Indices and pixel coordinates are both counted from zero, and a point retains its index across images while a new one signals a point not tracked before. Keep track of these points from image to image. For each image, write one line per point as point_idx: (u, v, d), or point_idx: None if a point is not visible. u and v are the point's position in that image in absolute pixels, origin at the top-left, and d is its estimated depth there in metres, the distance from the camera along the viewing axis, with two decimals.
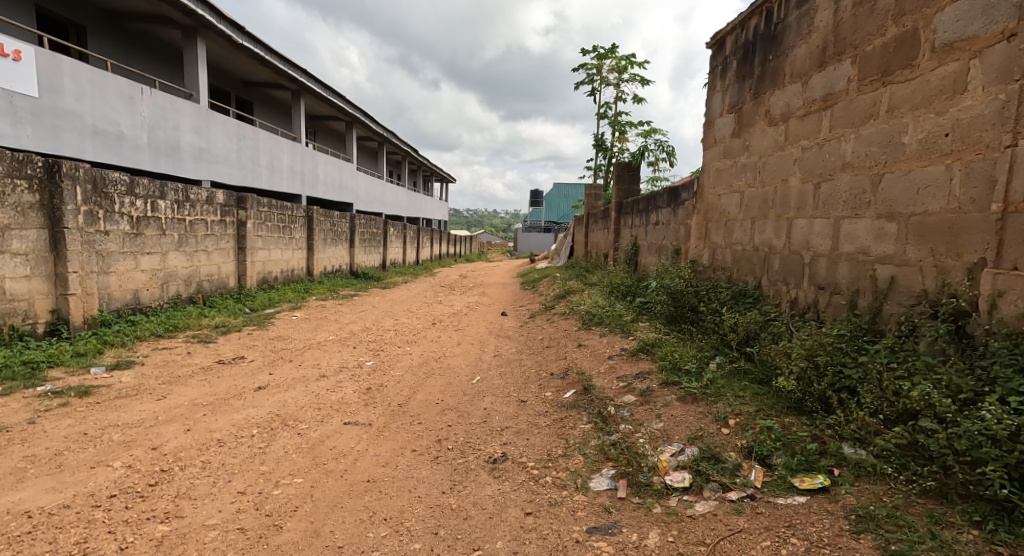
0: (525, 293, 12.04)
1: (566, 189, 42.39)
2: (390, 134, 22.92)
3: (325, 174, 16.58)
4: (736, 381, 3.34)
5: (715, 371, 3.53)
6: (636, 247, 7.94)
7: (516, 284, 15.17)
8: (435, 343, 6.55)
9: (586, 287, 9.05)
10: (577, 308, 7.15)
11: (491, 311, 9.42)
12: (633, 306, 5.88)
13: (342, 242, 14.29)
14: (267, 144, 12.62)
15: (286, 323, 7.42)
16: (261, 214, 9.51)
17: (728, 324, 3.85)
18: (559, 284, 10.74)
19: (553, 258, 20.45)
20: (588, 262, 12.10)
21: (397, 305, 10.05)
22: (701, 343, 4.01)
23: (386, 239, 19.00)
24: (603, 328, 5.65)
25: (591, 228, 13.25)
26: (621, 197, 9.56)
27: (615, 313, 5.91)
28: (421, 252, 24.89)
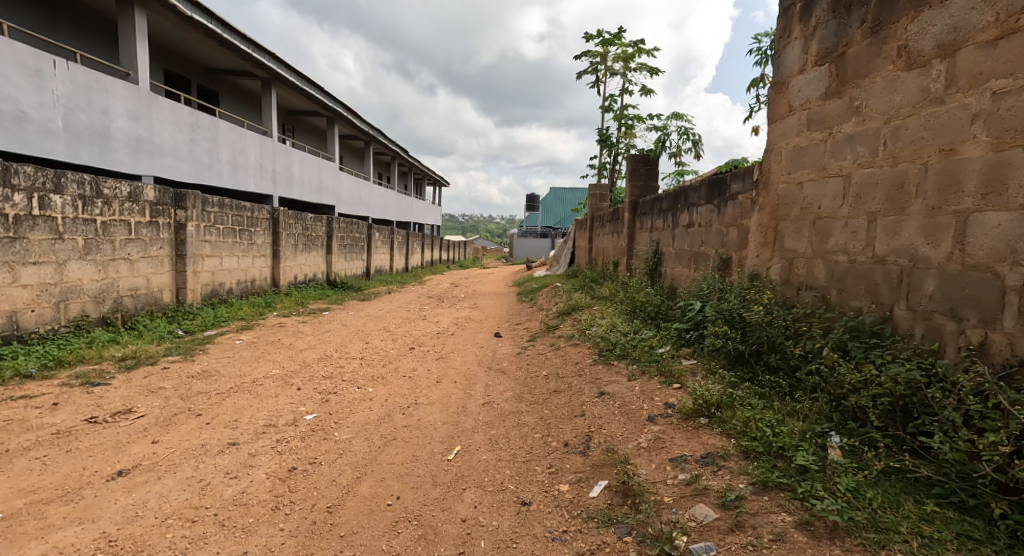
0: (521, 307, 10.60)
1: (563, 193, 41.05)
2: (376, 132, 21.50)
3: (300, 172, 15.12)
4: (914, 502, 2.12)
5: (855, 471, 2.26)
6: (659, 255, 6.52)
7: (511, 295, 13.73)
8: (407, 379, 5.11)
9: (595, 303, 7.62)
10: (587, 333, 5.71)
11: (481, 331, 7.97)
12: (669, 333, 4.47)
13: (317, 248, 12.85)
14: (228, 136, 11.18)
15: (226, 351, 6.00)
16: (208, 215, 8.12)
17: (853, 382, 2.55)
18: (562, 298, 9.30)
19: (551, 265, 19.02)
20: (593, 272, 10.66)
21: (372, 323, 8.62)
22: (803, 407, 2.69)
23: (371, 244, 17.52)
24: (631, 366, 4.21)
25: (596, 233, 11.85)
26: (636, 196, 8.15)
27: (644, 343, 4.48)
28: (410, 259, 23.41)
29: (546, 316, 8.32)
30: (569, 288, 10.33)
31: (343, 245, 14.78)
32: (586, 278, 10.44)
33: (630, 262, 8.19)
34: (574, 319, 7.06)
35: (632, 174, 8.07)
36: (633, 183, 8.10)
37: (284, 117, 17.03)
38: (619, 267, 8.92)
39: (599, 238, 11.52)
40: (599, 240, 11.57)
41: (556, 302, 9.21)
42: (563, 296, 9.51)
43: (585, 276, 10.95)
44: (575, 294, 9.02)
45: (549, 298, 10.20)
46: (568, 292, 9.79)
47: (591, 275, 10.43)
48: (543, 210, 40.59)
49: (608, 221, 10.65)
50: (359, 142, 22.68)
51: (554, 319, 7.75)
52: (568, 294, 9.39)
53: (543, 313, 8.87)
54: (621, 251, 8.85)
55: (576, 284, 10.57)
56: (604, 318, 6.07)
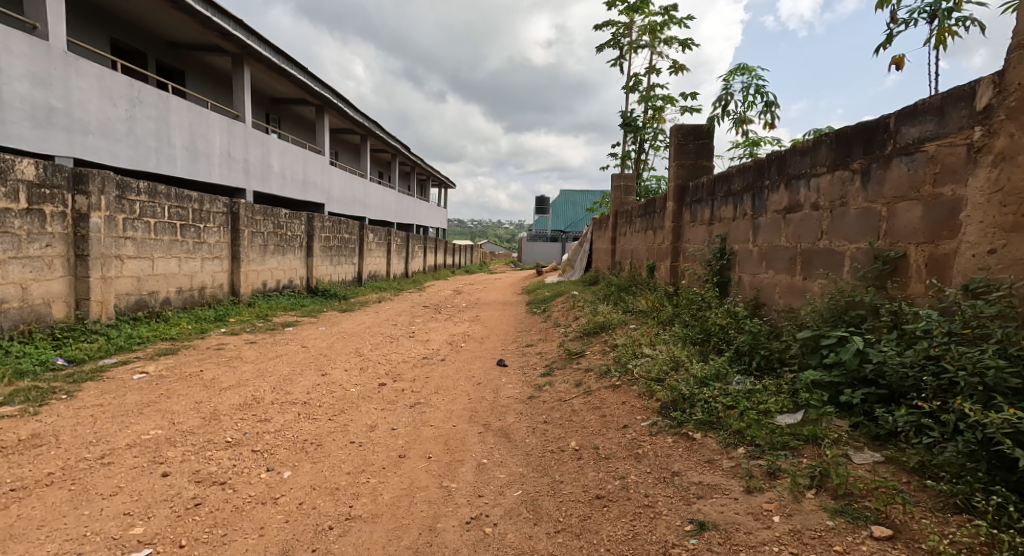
0: (531, 323, 8.71)
1: (575, 196, 39.34)
2: (373, 126, 19.75)
3: (280, 164, 13.44)
4: None
5: None
6: (729, 258, 4.61)
7: (518, 306, 11.89)
8: (354, 453, 3.25)
9: (634, 322, 5.72)
10: (636, 373, 3.84)
11: (479, 358, 6.11)
12: (792, 401, 2.62)
13: (293, 250, 11.05)
14: (180, 117, 9.55)
15: (107, 396, 4.20)
16: (127, 206, 6.38)
17: None
18: (586, 313, 7.39)
19: (564, 271, 17.06)
20: (623, 281, 8.76)
21: (340, 345, 6.76)
22: None
23: (363, 247, 15.71)
24: (747, 459, 2.39)
25: (623, 233, 10.00)
26: (685, 179, 6.24)
27: (751, 407, 2.67)
28: (409, 264, 21.58)
29: (565, 338, 6.45)
30: (592, 301, 8.44)
31: (327, 247, 12.96)
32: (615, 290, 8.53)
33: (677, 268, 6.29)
34: (606, 346, 5.18)
35: (680, 151, 6.16)
36: (681, 162, 6.18)
37: (268, 105, 15.38)
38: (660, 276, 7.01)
39: (627, 239, 9.62)
40: (627, 242, 9.66)
41: (579, 318, 7.32)
42: (585, 311, 7.61)
43: (611, 287, 9.03)
44: (603, 309, 7.11)
45: (568, 312, 8.30)
46: (592, 305, 7.89)
47: (619, 286, 8.54)
48: (554, 213, 38.69)
49: (640, 216, 8.76)
50: (356, 137, 20.94)
51: (576, 344, 5.88)
52: (592, 308, 7.50)
53: (561, 332, 6.98)
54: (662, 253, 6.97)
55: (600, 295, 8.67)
56: (658, 347, 4.19)
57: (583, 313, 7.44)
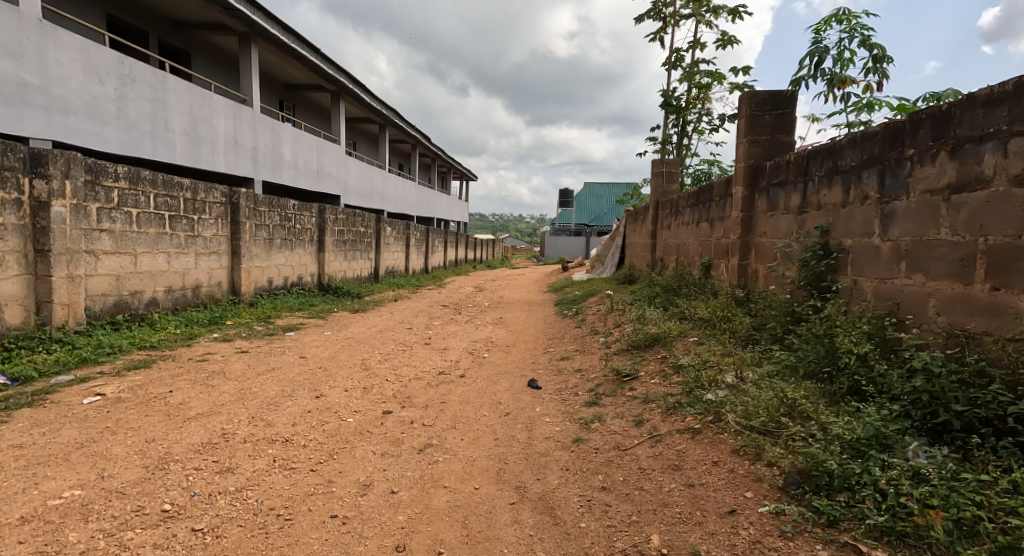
0: (565, 328, 7.69)
1: (600, 189, 38.23)
2: (391, 114, 18.87)
3: (292, 152, 12.62)
4: None
5: None
6: (838, 257, 3.56)
7: (546, 306, 10.89)
8: (337, 540, 2.33)
9: (700, 336, 4.68)
10: (729, 415, 2.84)
11: (509, 376, 5.12)
12: None
13: (302, 245, 10.23)
14: (181, 100, 8.73)
15: (35, 430, 3.28)
16: (104, 194, 5.56)
17: None
18: (631, 320, 6.35)
19: (593, 268, 15.98)
20: (670, 282, 7.68)
21: (347, 355, 5.85)
22: None
23: (379, 242, 14.87)
24: None
25: (669, 226, 8.89)
26: (759, 159, 5.19)
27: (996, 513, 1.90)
28: (429, 259, 20.71)
29: (611, 351, 5.43)
30: (635, 305, 7.39)
31: (340, 241, 12.12)
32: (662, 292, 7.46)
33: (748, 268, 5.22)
34: (669, 367, 4.16)
35: (752, 125, 5.15)
36: (754, 138, 5.16)
37: (282, 92, 14.71)
38: (724, 277, 5.94)
39: (674, 233, 8.53)
40: (674, 236, 8.57)
41: (624, 325, 6.29)
42: (630, 316, 6.56)
43: (655, 289, 7.98)
44: (654, 316, 6.06)
45: (608, 317, 7.24)
46: (636, 310, 6.83)
47: (666, 288, 7.47)
48: (578, 207, 37.54)
49: (690, 207, 7.68)
50: (375, 126, 20.13)
51: (625, 361, 4.86)
52: (638, 313, 6.46)
53: (602, 342, 5.97)
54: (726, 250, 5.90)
55: (644, 299, 7.62)
56: (752, 376, 3.22)
57: (629, 320, 6.39)
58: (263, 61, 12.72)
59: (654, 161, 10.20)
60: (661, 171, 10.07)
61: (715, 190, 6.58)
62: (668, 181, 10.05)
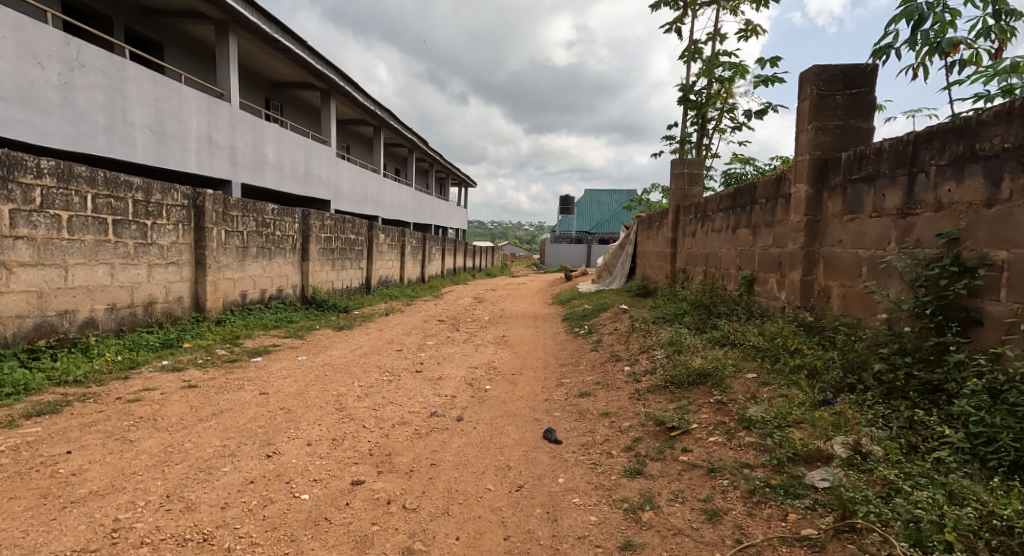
0: (579, 352, 6.67)
1: (603, 196, 37.36)
2: (386, 115, 17.94)
3: (276, 154, 11.59)
4: None
5: None
6: (987, 276, 2.69)
7: (553, 322, 9.91)
8: None
9: (773, 378, 3.65)
10: (881, 532, 2.06)
11: (520, 423, 4.09)
12: None
13: (281, 255, 9.21)
14: (145, 91, 7.65)
15: None
16: (18, 193, 4.59)
17: None
18: (664, 347, 5.30)
19: (600, 277, 14.98)
20: (702, 298, 6.67)
21: (321, 389, 4.82)
22: None
23: (371, 250, 13.91)
24: None
25: (696, 234, 7.91)
26: (828, 150, 4.25)
27: None
28: (425, 268, 19.71)
29: (647, 389, 4.40)
30: (663, 326, 6.39)
31: (327, 249, 11.13)
32: (694, 311, 6.45)
33: (821, 284, 4.21)
34: (738, 422, 3.15)
35: (820, 107, 4.23)
36: (822, 124, 4.23)
37: (269, 90, 13.80)
38: (780, 294, 4.94)
39: (704, 241, 7.54)
40: (704, 245, 7.57)
41: (656, 353, 5.26)
42: (662, 341, 5.53)
43: (682, 307, 6.97)
44: (696, 343, 5.02)
45: (634, 340, 6.20)
46: (667, 334, 5.79)
47: (699, 307, 6.44)
48: (580, 213, 36.64)
49: (725, 213, 6.70)
50: (370, 129, 19.20)
51: (672, 407, 3.81)
52: (672, 337, 5.43)
53: (629, 375, 4.97)
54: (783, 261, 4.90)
55: (672, 319, 6.59)
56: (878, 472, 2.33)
57: (662, 346, 5.36)
58: (246, 55, 11.74)
59: (673, 161, 9.25)
60: (683, 172, 9.12)
61: (759, 191, 5.63)
62: (689, 183, 9.10)
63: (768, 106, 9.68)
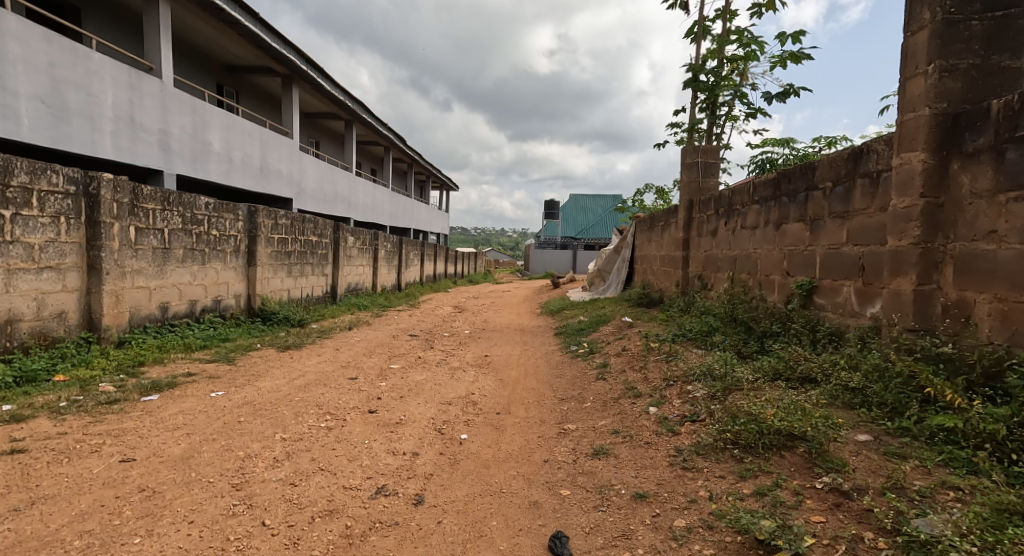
0: (582, 382, 5.27)
1: (588, 201, 36.26)
2: (358, 107, 16.44)
3: (222, 143, 10.02)
4: None
5: None
6: None
7: (543, 337, 8.53)
8: None
9: (920, 456, 2.39)
10: None
11: (514, 521, 2.66)
12: None
13: (218, 259, 7.73)
14: (35, 53, 6.23)
15: None
16: None
17: None
18: (706, 382, 3.92)
19: (592, 285, 13.64)
20: (738, 314, 5.33)
21: (222, 451, 3.35)
22: None
23: (337, 255, 12.43)
24: None
25: (720, 232, 6.58)
26: (957, 102, 2.93)
27: None
28: (402, 275, 18.23)
29: (697, 454, 3.02)
30: (690, 349, 5.02)
31: (280, 253, 9.65)
32: (730, 330, 5.09)
33: (957, 298, 2.86)
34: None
35: (948, 40, 2.91)
36: (949, 66, 2.91)
37: (222, 75, 12.29)
38: (869, 311, 3.61)
39: (732, 241, 6.21)
40: (731, 246, 6.24)
41: (696, 391, 3.88)
42: (701, 373, 4.15)
43: (709, 323, 5.62)
44: (759, 383, 3.64)
45: (657, 369, 4.80)
46: (703, 362, 4.41)
47: (739, 325, 5.08)
48: (565, 218, 35.44)
49: (763, 204, 5.37)
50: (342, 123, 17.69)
51: (756, 496, 2.44)
52: (714, 369, 4.06)
53: (660, 425, 3.60)
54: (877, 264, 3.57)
55: (703, 341, 5.22)
56: None
57: (703, 382, 3.97)
58: (188, 27, 10.19)
59: (684, 149, 7.93)
60: (696, 162, 7.80)
61: (821, 173, 4.30)
62: (703, 175, 7.79)
63: (791, 89, 8.44)
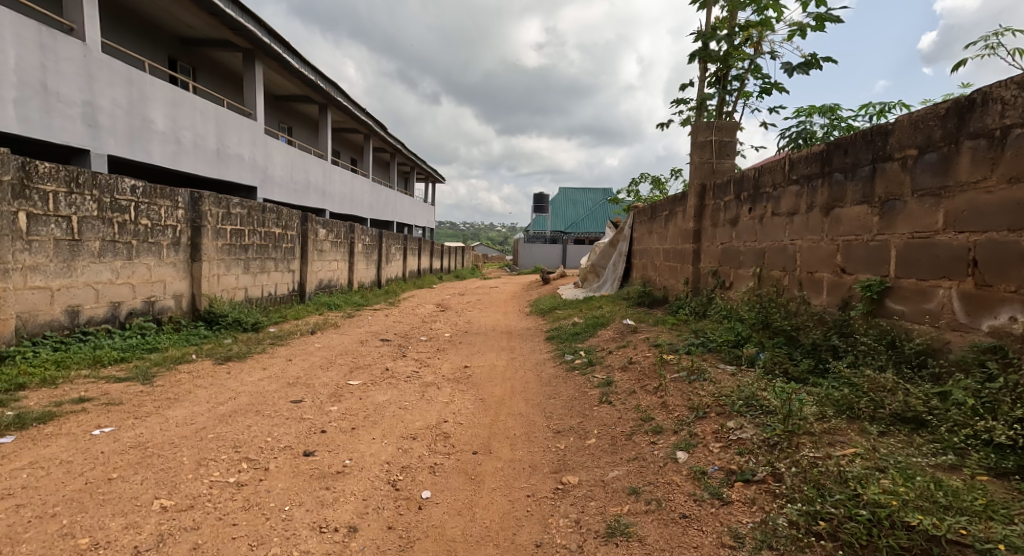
0: (583, 407, 4.22)
1: (578, 194, 35.25)
2: (332, 89, 15.20)
3: (168, 120, 8.88)
4: None
5: None
6: None
7: (534, 343, 7.48)
8: None
9: None
10: None
11: None
12: None
13: (150, 254, 6.59)
14: None
15: None
16: None
17: None
18: (761, 419, 2.89)
19: (586, 281, 12.60)
20: (777, 322, 4.30)
21: (57, 538, 2.36)
22: None
23: (306, 250, 11.28)
24: None
25: (744, 221, 5.58)
26: None
27: None
28: (381, 271, 17.06)
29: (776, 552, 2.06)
30: (719, 368, 4.00)
31: (233, 247, 8.52)
32: (769, 343, 4.07)
33: None
34: None
35: None
36: None
37: (176, 48, 11.08)
38: (991, 324, 2.67)
39: (759, 232, 5.20)
40: (758, 237, 5.22)
41: (744, 432, 2.85)
42: (746, 405, 3.12)
43: (737, 331, 4.60)
44: (841, 425, 2.62)
45: (681, 395, 3.76)
46: (745, 386, 3.39)
47: (780, 336, 4.06)
48: (555, 211, 34.39)
49: (806, 185, 4.34)
50: (316, 108, 16.47)
51: None
52: (766, 399, 3.03)
53: (701, 484, 2.59)
54: (1005, 257, 2.62)
55: (736, 357, 4.19)
56: None
57: (754, 419, 2.94)
58: None
59: (695, 126, 6.89)
60: (710, 141, 6.79)
61: (896, 138, 3.27)
62: (718, 155, 6.77)
63: (813, 60, 7.41)
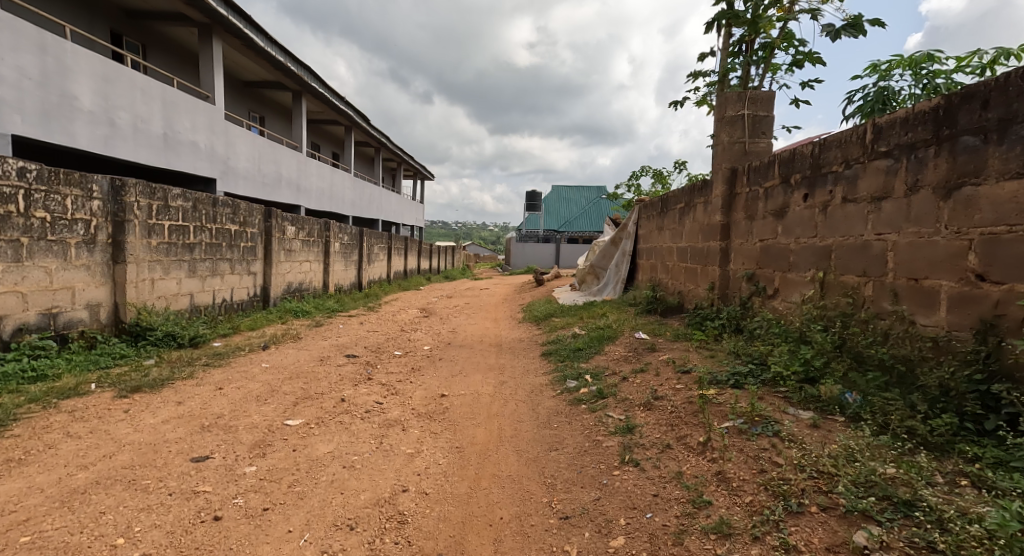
0: (599, 473, 3.01)
1: (571, 192, 34.12)
2: (306, 73, 13.90)
3: (97, 98, 7.56)
4: None
5: None
6: None
7: (529, 360, 6.26)
8: None
9: None
10: None
11: None
12: None
13: (50, 254, 5.36)
14: None
15: None
16: None
17: None
18: (936, 544, 1.93)
19: (584, 283, 11.40)
20: (870, 351, 3.12)
21: None
22: None
23: (270, 249, 10.00)
24: None
25: (795, 213, 4.38)
26: None
27: None
28: (362, 273, 15.73)
29: None
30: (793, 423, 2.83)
31: (174, 246, 7.24)
32: (864, 384, 2.94)
33: None
34: None
35: None
36: None
37: (120, 21, 9.77)
38: None
39: (822, 225, 4.01)
40: (820, 232, 4.03)
41: None
42: (884, 505, 2.12)
43: (804, 359, 3.43)
44: None
45: (749, 463, 2.57)
46: (864, 457, 2.33)
47: (877, 375, 2.95)
48: (548, 209, 33.21)
49: (902, 158, 3.18)
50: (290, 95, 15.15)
51: None
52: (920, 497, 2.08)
53: None
54: None
55: (819, 403, 3.00)
56: None
57: (911, 540, 1.97)
58: None
59: (723, 98, 5.68)
60: (741, 116, 5.60)
61: None
62: (751, 134, 5.59)
63: (859, 21, 6.21)
